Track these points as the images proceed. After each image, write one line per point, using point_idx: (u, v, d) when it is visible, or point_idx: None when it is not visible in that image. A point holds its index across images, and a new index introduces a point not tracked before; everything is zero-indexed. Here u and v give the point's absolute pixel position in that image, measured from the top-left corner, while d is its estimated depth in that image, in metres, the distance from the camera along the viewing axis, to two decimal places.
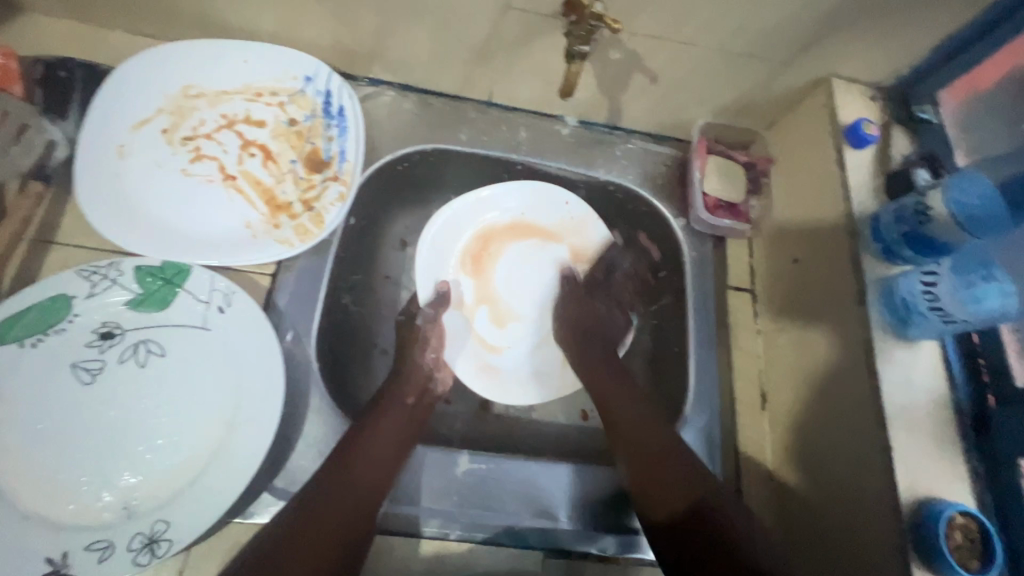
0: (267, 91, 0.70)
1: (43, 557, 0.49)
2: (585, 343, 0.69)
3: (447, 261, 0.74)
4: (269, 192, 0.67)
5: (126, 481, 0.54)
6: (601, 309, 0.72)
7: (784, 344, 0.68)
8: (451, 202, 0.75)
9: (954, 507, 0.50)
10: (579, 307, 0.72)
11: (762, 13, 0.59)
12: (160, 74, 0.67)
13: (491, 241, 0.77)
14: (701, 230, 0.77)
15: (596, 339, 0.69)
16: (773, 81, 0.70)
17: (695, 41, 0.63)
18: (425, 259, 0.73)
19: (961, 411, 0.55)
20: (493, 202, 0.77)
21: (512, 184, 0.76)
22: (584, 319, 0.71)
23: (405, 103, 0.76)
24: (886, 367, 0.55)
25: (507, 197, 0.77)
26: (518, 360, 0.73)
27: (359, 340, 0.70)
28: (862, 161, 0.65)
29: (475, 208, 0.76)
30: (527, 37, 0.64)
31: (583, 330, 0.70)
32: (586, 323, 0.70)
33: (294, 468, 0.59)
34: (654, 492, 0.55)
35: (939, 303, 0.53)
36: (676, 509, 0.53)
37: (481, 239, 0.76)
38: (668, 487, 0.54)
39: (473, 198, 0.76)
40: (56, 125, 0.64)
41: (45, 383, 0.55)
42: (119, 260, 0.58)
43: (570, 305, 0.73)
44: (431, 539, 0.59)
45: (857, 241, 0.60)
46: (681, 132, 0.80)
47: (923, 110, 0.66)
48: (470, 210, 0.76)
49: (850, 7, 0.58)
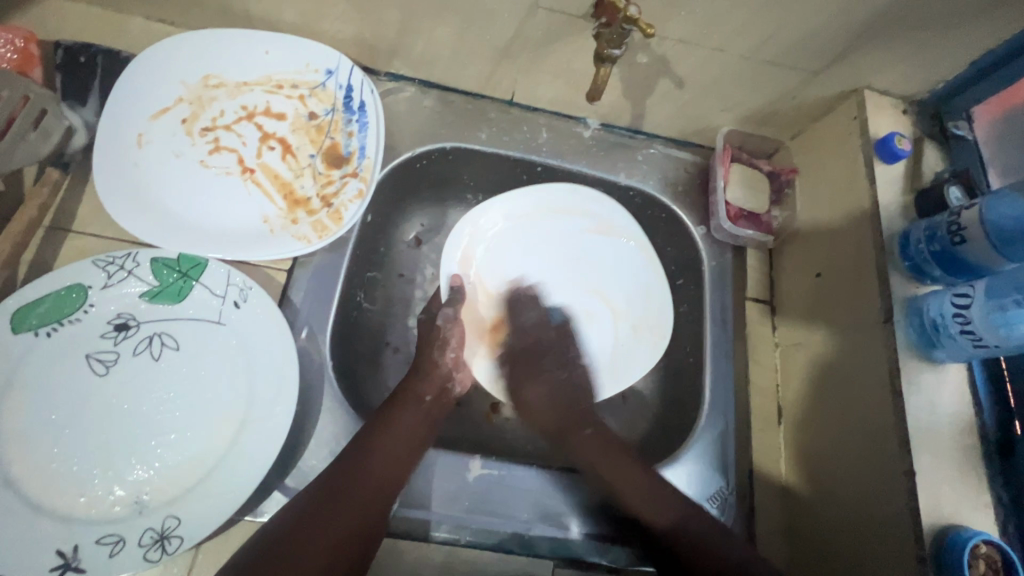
0: (288, 83, 0.69)
1: (54, 550, 0.48)
2: (577, 427, 0.67)
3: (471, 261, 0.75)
4: (288, 185, 0.66)
5: (137, 475, 0.54)
6: (558, 376, 0.71)
7: (803, 359, 0.67)
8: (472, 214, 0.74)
9: (981, 536, 0.48)
10: (532, 399, 0.70)
11: (798, 21, 0.58)
12: (181, 63, 0.66)
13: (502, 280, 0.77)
14: (722, 239, 0.76)
15: (563, 427, 0.67)
16: (802, 90, 0.68)
17: (726, 47, 0.62)
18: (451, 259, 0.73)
19: (985, 436, 0.54)
20: (502, 206, 0.76)
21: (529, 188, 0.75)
22: (548, 411, 0.69)
23: (425, 100, 0.75)
24: (911, 389, 0.54)
25: (521, 200, 0.76)
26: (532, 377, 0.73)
27: (374, 339, 0.73)
28: (892, 175, 0.63)
29: (482, 228, 0.75)
30: (554, 37, 0.63)
31: (564, 415, 0.68)
32: (554, 411, 0.69)
33: (304, 467, 0.58)
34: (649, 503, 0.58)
35: (971, 326, 0.52)
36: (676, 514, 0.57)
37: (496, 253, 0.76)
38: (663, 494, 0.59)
39: (481, 213, 0.75)
40: (74, 111, 0.63)
41: (59, 373, 0.55)
42: (135, 252, 0.58)
43: (540, 413, 0.69)
44: (442, 544, 0.58)
45: (886, 257, 0.59)
46: (704, 138, 0.79)
47: (959, 126, 0.65)
48: (480, 227, 0.75)
49: (888, 18, 0.56)
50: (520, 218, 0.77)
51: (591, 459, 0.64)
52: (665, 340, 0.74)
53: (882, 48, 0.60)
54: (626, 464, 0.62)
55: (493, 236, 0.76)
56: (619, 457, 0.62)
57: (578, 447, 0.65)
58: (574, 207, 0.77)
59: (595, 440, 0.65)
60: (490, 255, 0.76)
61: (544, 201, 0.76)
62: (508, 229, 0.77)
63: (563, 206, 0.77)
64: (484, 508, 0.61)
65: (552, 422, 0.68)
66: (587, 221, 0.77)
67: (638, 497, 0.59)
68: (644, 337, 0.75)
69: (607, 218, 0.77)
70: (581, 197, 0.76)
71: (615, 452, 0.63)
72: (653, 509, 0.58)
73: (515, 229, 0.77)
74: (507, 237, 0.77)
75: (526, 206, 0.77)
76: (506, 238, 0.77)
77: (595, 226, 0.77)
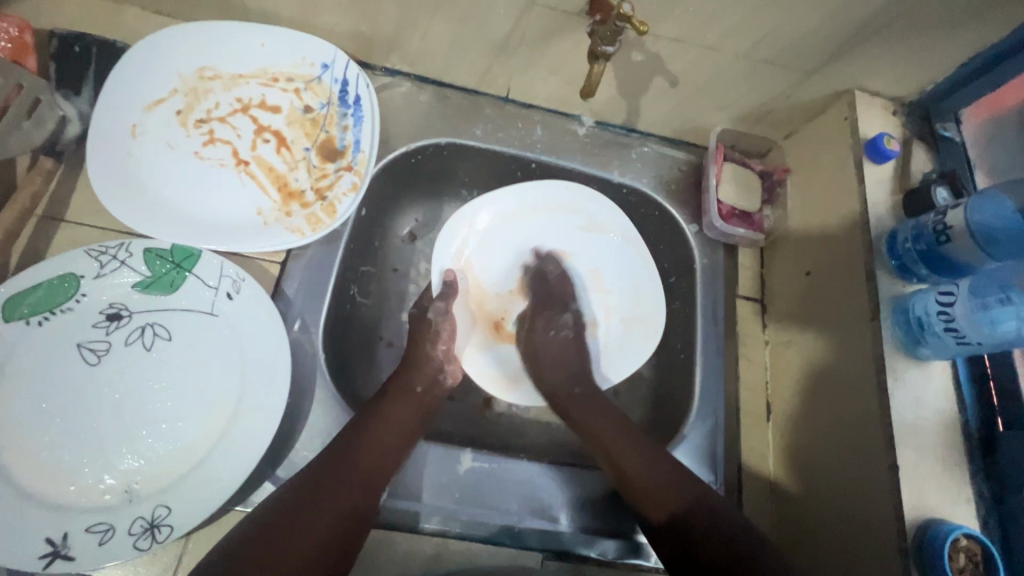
0: (283, 77, 0.69)
1: (43, 538, 0.48)
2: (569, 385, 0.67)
3: (462, 253, 0.75)
4: (282, 178, 0.66)
5: (128, 465, 0.54)
6: (552, 333, 0.71)
7: (792, 357, 0.68)
8: (460, 210, 0.75)
9: (962, 530, 0.49)
10: (547, 351, 0.70)
11: (790, 22, 0.58)
12: (177, 54, 0.66)
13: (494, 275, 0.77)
14: (713, 237, 0.77)
15: (564, 385, 0.67)
16: (794, 91, 0.69)
17: (719, 46, 0.62)
18: (442, 250, 0.73)
19: (969, 434, 0.55)
20: (489, 203, 0.76)
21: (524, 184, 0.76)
22: (564, 364, 0.69)
23: (421, 95, 0.75)
24: (897, 385, 0.55)
25: (506, 199, 0.76)
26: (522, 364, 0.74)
27: (366, 334, 0.73)
28: (881, 175, 0.64)
29: (468, 227, 0.75)
30: (549, 34, 0.63)
31: (568, 370, 0.69)
32: (570, 364, 0.69)
33: (296, 458, 0.58)
34: (653, 493, 0.56)
35: (955, 324, 0.52)
36: (678, 506, 0.55)
37: (486, 247, 0.77)
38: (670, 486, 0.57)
39: (468, 210, 0.75)
40: (69, 101, 0.63)
41: (50, 362, 0.55)
42: (128, 242, 0.58)
43: (549, 366, 0.69)
44: (431, 536, 0.59)
45: (873, 256, 0.60)
46: (697, 137, 0.80)
47: (946, 127, 0.66)
48: (467, 224, 0.75)
49: (879, 20, 0.57)
50: (505, 215, 0.77)
51: (584, 419, 0.64)
52: (659, 335, 0.73)
53: (873, 49, 0.61)
54: (632, 444, 0.60)
55: (477, 233, 0.76)
56: (626, 437, 0.61)
57: (583, 419, 0.64)
58: (564, 204, 0.77)
59: (598, 414, 0.64)
60: (480, 249, 0.76)
61: (533, 197, 0.76)
62: (492, 226, 0.77)
63: (554, 203, 0.77)
64: (474, 500, 0.61)
65: (562, 374, 0.68)
66: (576, 217, 0.77)
67: (641, 475, 0.58)
68: (639, 331, 0.74)
69: (599, 214, 0.77)
70: (569, 192, 0.76)
71: (618, 428, 0.62)
72: (657, 488, 0.56)
73: (500, 226, 0.77)
74: (495, 233, 0.77)
75: (514, 202, 0.76)
76: (494, 233, 0.77)
77: (585, 225, 0.77)
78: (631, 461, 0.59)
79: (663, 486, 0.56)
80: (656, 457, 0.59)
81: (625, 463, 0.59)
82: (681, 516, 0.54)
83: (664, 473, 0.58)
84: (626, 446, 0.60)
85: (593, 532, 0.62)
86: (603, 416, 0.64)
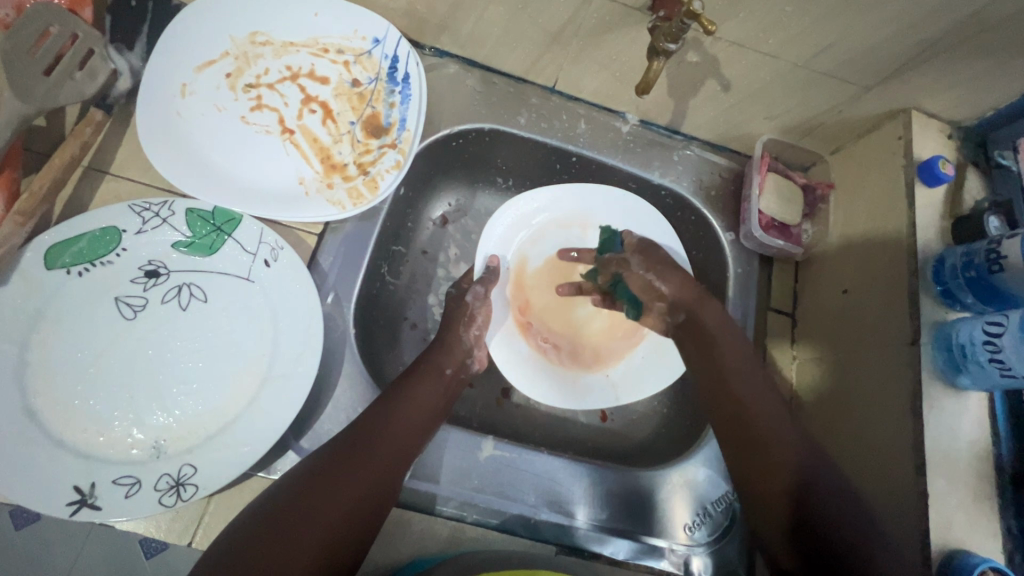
0: (333, 48, 0.68)
1: (71, 486, 0.49)
2: (702, 303, 0.64)
3: (508, 244, 0.76)
4: (326, 150, 0.66)
5: (158, 421, 0.54)
6: (665, 256, 0.67)
7: (819, 373, 0.68)
8: (516, 200, 0.76)
9: (989, 562, 0.48)
10: (665, 274, 0.66)
11: (857, 35, 0.56)
12: (228, 14, 0.65)
13: (536, 276, 0.77)
14: (750, 246, 0.76)
15: (689, 296, 0.64)
16: (849, 106, 0.68)
17: (780, 54, 0.60)
18: (490, 237, 0.74)
19: (1001, 467, 0.55)
20: (556, 196, 0.77)
21: (576, 187, 0.77)
22: (682, 278, 0.65)
23: (467, 79, 0.74)
24: (932, 412, 0.54)
25: (555, 199, 0.77)
26: (556, 368, 0.74)
27: (393, 314, 0.74)
28: (932, 201, 0.63)
29: (518, 222, 0.76)
30: (606, 28, 0.61)
31: (688, 284, 0.65)
32: (687, 281, 0.65)
33: (320, 429, 0.59)
34: (760, 463, 0.55)
35: (1001, 355, 0.51)
36: (766, 486, 0.55)
37: (535, 241, 0.77)
38: (761, 462, 0.55)
39: (526, 201, 0.76)
40: (121, 54, 0.63)
41: (89, 312, 0.55)
42: (172, 200, 0.58)
43: (663, 281, 0.65)
44: (447, 519, 0.59)
45: (918, 280, 0.59)
46: (741, 145, 0.79)
47: (1004, 154, 0.64)
48: (521, 217, 0.76)
49: (953, 40, 0.55)
50: (557, 220, 0.78)
51: (727, 363, 0.61)
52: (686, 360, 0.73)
53: (941, 70, 0.59)
54: (759, 405, 0.58)
55: (528, 230, 0.77)
56: (757, 393, 0.59)
57: (726, 350, 0.62)
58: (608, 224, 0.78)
59: (748, 374, 0.60)
60: (530, 239, 0.77)
61: (573, 207, 0.78)
62: (542, 226, 0.78)
63: (598, 220, 0.78)
64: (492, 488, 0.61)
65: (685, 287, 0.65)
66: None
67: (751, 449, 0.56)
68: (660, 359, 0.74)
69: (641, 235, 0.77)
70: (615, 207, 0.77)
71: (745, 382, 0.60)
72: (757, 451, 0.56)
73: (549, 226, 0.78)
74: (544, 229, 0.78)
75: (565, 209, 0.78)
76: (544, 231, 0.78)
77: None
78: (736, 429, 0.58)
79: (777, 455, 0.55)
80: (787, 441, 0.56)
81: (755, 449, 0.56)
82: (761, 487, 0.55)
83: (776, 446, 0.55)
84: (765, 421, 0.57)
85: (607, 531, 0.62)
86: (731, 354, 0.62)
